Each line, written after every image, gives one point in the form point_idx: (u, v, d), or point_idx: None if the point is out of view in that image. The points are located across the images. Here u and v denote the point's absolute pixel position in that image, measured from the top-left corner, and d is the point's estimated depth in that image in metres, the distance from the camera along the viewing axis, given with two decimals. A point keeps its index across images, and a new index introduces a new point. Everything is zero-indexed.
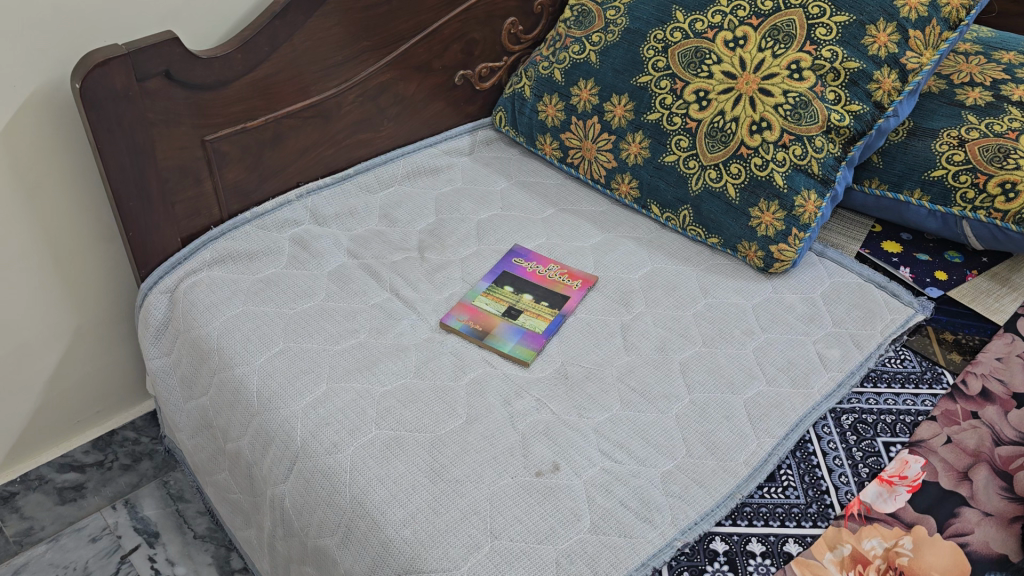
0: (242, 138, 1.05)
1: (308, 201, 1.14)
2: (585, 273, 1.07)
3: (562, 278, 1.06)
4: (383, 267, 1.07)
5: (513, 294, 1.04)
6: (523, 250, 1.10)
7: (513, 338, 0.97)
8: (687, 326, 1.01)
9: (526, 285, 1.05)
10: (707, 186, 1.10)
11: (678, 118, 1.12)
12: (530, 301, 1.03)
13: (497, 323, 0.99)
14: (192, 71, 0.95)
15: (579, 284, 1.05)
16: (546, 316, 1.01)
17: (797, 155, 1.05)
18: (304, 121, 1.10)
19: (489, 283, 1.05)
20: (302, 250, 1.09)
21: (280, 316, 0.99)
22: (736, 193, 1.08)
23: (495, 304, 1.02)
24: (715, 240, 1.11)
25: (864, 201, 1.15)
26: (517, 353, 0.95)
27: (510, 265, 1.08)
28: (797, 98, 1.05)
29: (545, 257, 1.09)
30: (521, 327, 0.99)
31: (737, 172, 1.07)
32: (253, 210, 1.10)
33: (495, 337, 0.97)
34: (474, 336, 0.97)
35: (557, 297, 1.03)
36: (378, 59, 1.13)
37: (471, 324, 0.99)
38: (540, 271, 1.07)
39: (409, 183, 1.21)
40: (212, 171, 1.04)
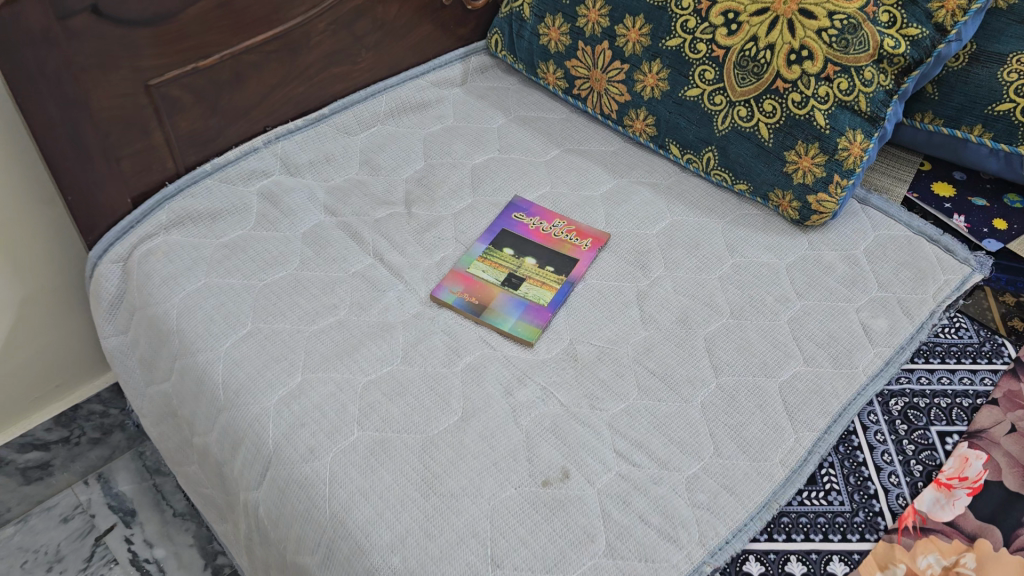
0: (195, 80, 0.89)
1: (278, 147, 1.00)
2: (595, 231, 0.94)
3: (568, 237, 0.93)
4: (365, 227, 0.94)
5: (513, 259, 0.91)
6: (523, 204, 0.97)
7: (513, 313, 0.85)
8: (713, 292, 0.89)
9: (528, 247, 0.92)
10: (735, 126, 0.95)
11: (703, 44, 0.96)
12: (534, 267, 0.90)
13: (496, 295, 0.87)
14: (127, 4, 0.79)
15: (589, 244, 0.92)
16: (551, 285, 0.88)
17: (842, 89, 0.90)
18: (269, 56, 0.94)
19: (486, 245, 0.92)
20: (273, 208, 0.95)
21: (247, 289, 0.87)
22: (769, 134, 0.93)
23: (494, 271, 0.89)
24: (743, 186, 0.97)
25: (915, 137, 1.01)
26: (519, 331, 0.84)
27: (509, 223, 0.95)
28: (845, 20, 0.89)
29: (549, 211, 0.96)
30: (523, 299, 0.87)
31: (771, 110, 0.93)
32: (214, 159, 0.96)
33: (493, 312, 0.85)
34: (470, 311, 0.85)
35: (564, 262, 0.91)
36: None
37: (466, 297, 0.87)
38: (543, 229, 0.94)
39: (394, 122, 1.06)
40: (162, 120, 0.89)
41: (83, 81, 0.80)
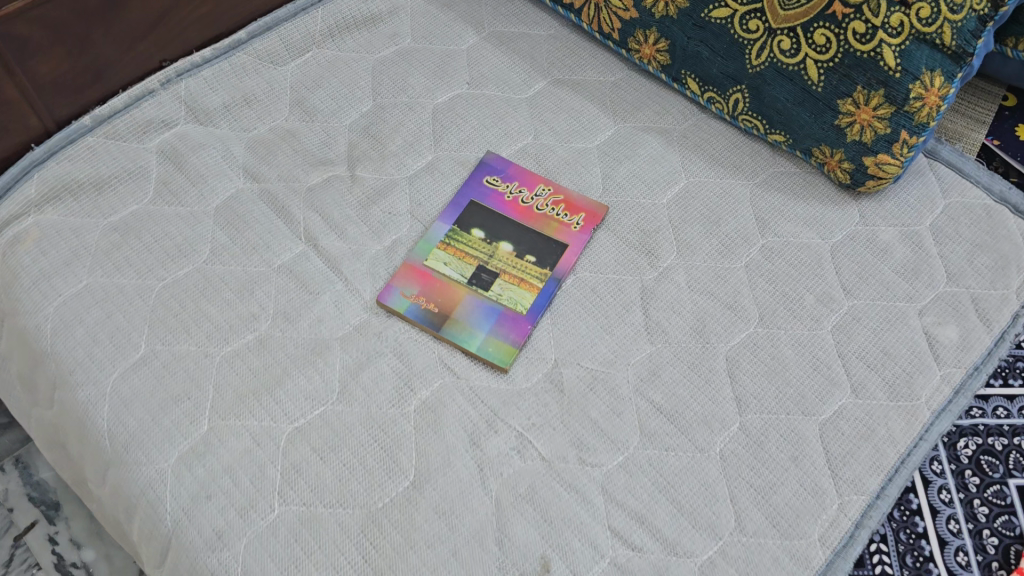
0: (50, 12, 0.67)
1: (181, 87, 0.77)
2: (589, 203, 0.74)
3: (554, 212, 0.73)
4: (295, 199, 0.73)
5: (483, 247, 0.71)
6: (497, 164, 0.76)
7: (482, 327, 0.67)
8: (738, 289, 0.70)
9: (503, 227, 0.72)
10: (774, 63, 0.72)
11: None
12: (510, 257, 0.71)
13: (461, 301, 0.68)
14: None
15: (582, 222, 0.72)
16: (532, 284, 0.69)
17: (923, 17, 0.67)
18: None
19: (448, 225, 0.72)
20: (177, 172, 0.74)
21: (141, 294, 0.67)
22: (819, 76, 0.71)
23: (459, 265, 0.70)
24: (779, 137, 0.76)
25: (1005, 68, 0.78)
26: (490, 352, 0.66)
27: (479, 193, 0.74)
28: None
29: (530, 173, 0.76)
30: (496, 306, 0.68)
31: (825, 44, 0.70)
32: (95, 110, 0.74)
33: (456, 326, 0.67)
34: (427, 325, 0.67)
35: (548, 249, 0.71)
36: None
37: (422, 303, 0.68)
38: (523, 202, 0.74)
39: (333, 45, 0.83)
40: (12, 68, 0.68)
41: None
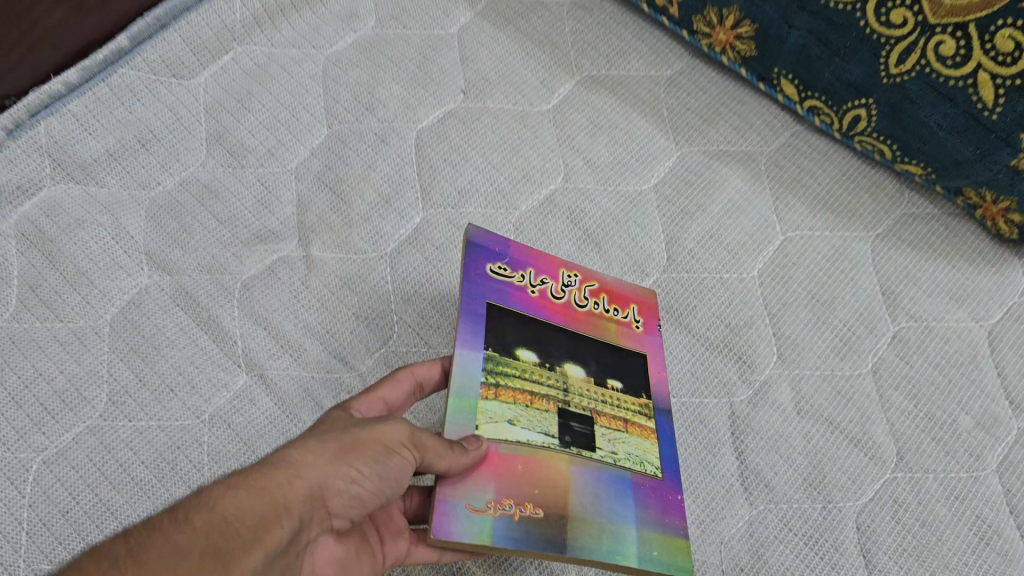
0: None
1: (40, 134, 0.54)
2: (632, 288, 0.51)
3: (601, 307, 0.49)
4: (227, 304, 0.51)
5: (550, 374, 0.44)
6: (487, 246, 0.47)
7: (625, 518, 0.41)
8: (869, 411, 0.50)
9: (557, 339, 0.46)
10: (928, 74, 0.50)
11: None
12: (587, 385, 0.45)
13: (569, 480, 0.41)
14: None
15: (641, 318, 0.49)
16: (639, 425, 0.45)
17: None
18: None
19: (484, 352, 0.43)
20: (48, 268, 0.51)
21: (12, 481, 0.46)
22: (998, 100, 0.48)
23: (533, 420, 0.42)
24: (916, 169, 0.55)
25: None
26: (658, 557, 0.41)
27: (496, 292, 0.46)
28: None
29: (532, 252, 0.49)
30: (619, 475, 0.42)
31: (1012, 53, 0.47)
32: None
33: (589, 529, 0.40)
34: (539, 544, 0.39)
35: (629, 369, 0.47)
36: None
37: (505, 510, 0.39)
38: (557, 300, 0.48)
39: (264, 43, 0.59)
40: None
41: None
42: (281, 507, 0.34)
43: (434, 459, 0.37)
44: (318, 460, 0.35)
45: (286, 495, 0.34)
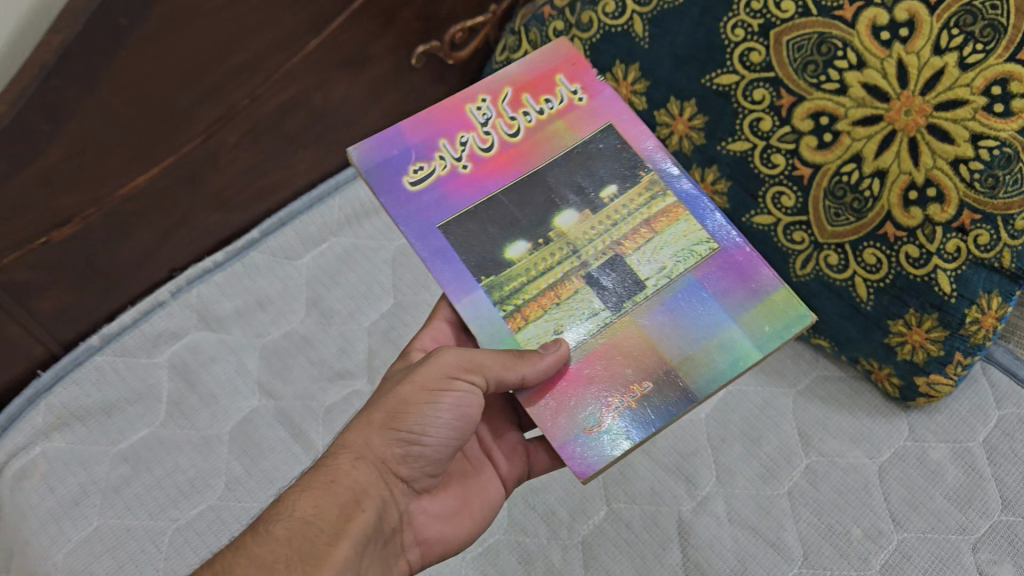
0: (53, 255, 0.65)
1: (190, 295, 0.76)
2: (544, 62, 0.66)
3: (542, 110, 0.64)
4: (313, 422, 0.70)
5: (553, 244, 0.59)
6: (380, 156, 0.62)
7: (724, 324, 0.55)
8: (783, 521, 0.66)
9: (513, 186, 0.61)
10: (822, 275, 0.71)
11: (781, 157, 0.71)
12: (612, 203, 0.60)
13: (648, 329, 0.56)
14: None
15: (582, 98, 0.65)
16: (661, 219, 0.60)
17: (981, 244, 0.64)
18: (159, 193, 0.70)
19: (482, 289, 0.57)
20: (189, 392, 0.71)
21: (153, 539, 0.64)
22: (869, 294, 0.69)
23: (578, 310, 0.57)
24: (823, 342, 0.74)
25: None
26: (772, 331, 0.55)
27: (447, 204, 0.60)
28: (997, 151, 0.62)
29: (426, 118, 0.63)
30: (685, 279, 0.57)
31: (875, 263, 0.68)
32: (102, 329, 0.73)
33: (699, 362, 0.54)
34: (674, 408, 0.53)
35: (586, 151, 0.62)
36: (272, 70, 0.70)
37: (618, 406, 0.53)
38: (482, 147, 0.62)
39: (351, 232, 0.80)
40: (14, 314, 0.65)
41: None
42: (354, 489, 0.51)
43: (494, 369, 0.51)
44: (366, 457, 0.52)
45: (354, 482, 0.51)
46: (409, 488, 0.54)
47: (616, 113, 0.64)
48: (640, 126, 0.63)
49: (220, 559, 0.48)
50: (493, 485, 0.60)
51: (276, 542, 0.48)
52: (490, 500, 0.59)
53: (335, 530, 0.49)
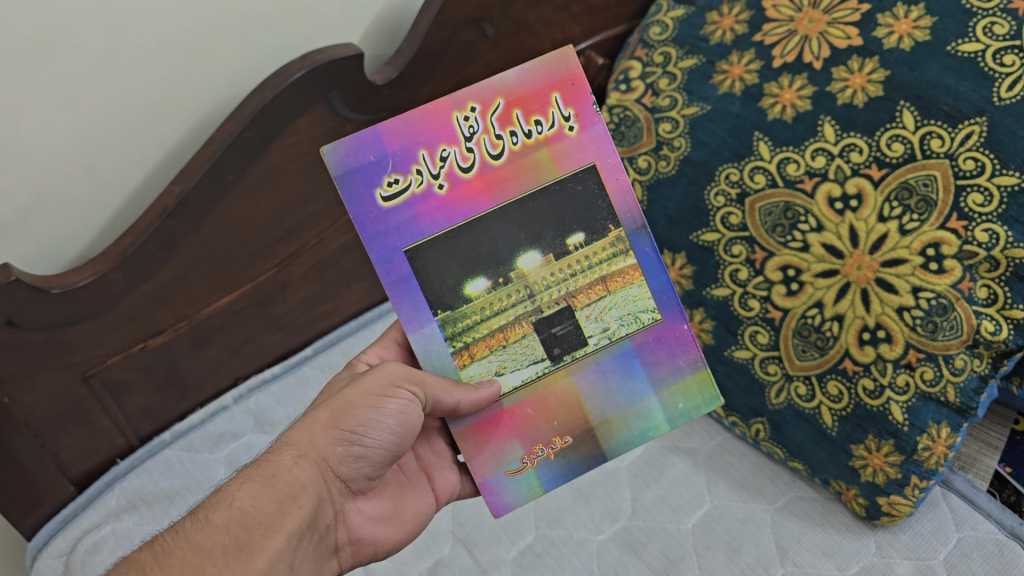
0: (144, 359, 0.83)
1: (249, 402, 0.91)
2: (538, 84, 0.66)
3: (531, 132, 0.66)
4: None
5: (513, 285, 0.66)
6: (354, 162, 0.63)
7: (644, 395, 0.68)
8: None
9: (486, 218, 0.65)
10: (793, 403, 0.83)
11: (756, 301, 0.84)
12: (578, 251, 0.67)
13: (580, 386, 0.68)
14: (44, 312, 0.72)
15: (575, 126, 0.67)
16: (617, 279, 0.68)
17: (926, 380, 0.75)
18: (235, 312, 0.88)
19: (436, 322, 0.65)
20: None
21: None
22: (833, 421, 0.80)
23: (520, 355, 0.66)
24: (798, 465, 0.84)
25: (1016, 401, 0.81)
26: (682, 406, 0.69)
27: (418, 226, 0.64)
28: (934, 301, 0.74)
29: (407, 124, 0.64)
30: (622, 345, 0.68)
31: (837, 394, 0.79)
32: (173, 426, 0.88)
33: (618, 426, 0.68)
34: (584, 463, 0.68)
35: (562, 193, 0.67)
36: (334, 220, 0.91)
37: (538, 455, 0.67)
38: (461, 166, 0.65)
39: None
40: (107, 405, 0.83)
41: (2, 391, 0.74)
42: (292, 486, 0.58)
43: (431, 390, 0.62)
44: (308, 455, 0.60)
45: (294, 480, 0.58)
46: (348, 488, 0.64)
47: (603, 150, 0.67)
48: (621, 173, 0.67)
49: (162, 539, 0.55)
50: (424, 496, 0.70)
51: (215, 527, 0.54)
52: (421, 510, 0.69)
53: (271, 521, 0.56)
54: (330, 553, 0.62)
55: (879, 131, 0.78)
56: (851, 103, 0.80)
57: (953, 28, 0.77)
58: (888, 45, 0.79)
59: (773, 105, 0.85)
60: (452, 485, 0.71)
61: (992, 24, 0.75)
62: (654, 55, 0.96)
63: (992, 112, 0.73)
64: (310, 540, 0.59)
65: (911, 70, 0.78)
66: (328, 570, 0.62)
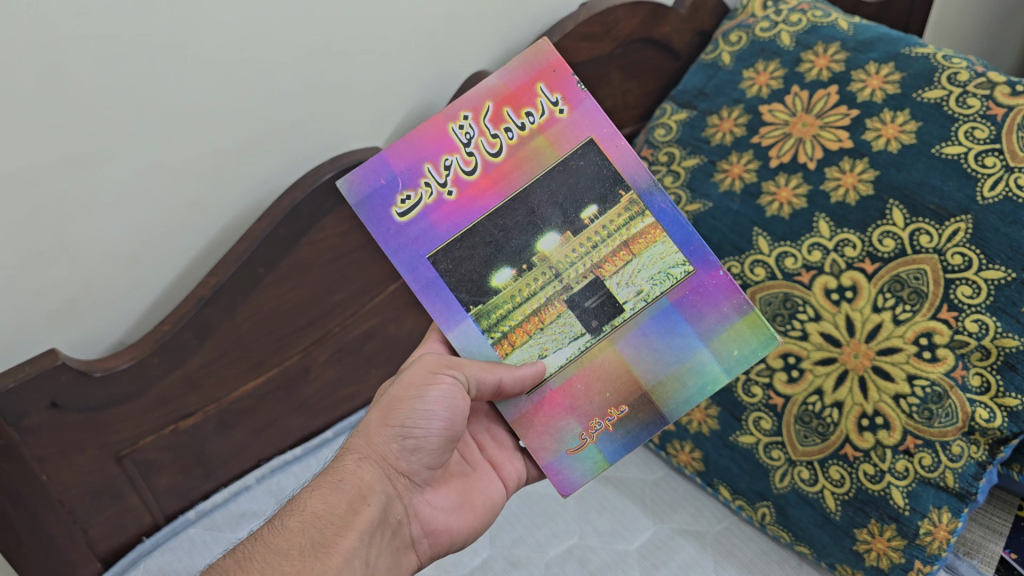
0: (173, 440, 0.88)
1: (270, 482, 0.95)
2: (518, 78, 0.72)
3: (523, 124, 0.72)
4: None
5: (537, 269, 0.71)
6: (367, 187, 0.72)
7: (694, 349, 0.72)
8: None
9: (498, 211, 0.71)
10: (796, 487, 0.85)
11: (759, 388, 0.88)
12: (593, 224, 0.71)
13: (626, 354, 0.72)
14: (85, 394, 0.78)
15: (563, 106, 0.72)
16: (639, 241, 0.71)
17: (925, 465, 0.77)
18: (261, 396, 0.93)
19: (471, 318, 0.70)
20: None
21: None
22: (837, 505, 0.82)
23: (560, 335, 0.71)
24: (804, 548, 0.86)
25: (1017, 486, 0.83)
26: (735, 352, 0.71)
27: (436, 232, 0.71)
28: (929, 388, 0.77)
29: (408, 145, 0.72)
30: (659, 305, 0.71)
31: (839, 478, 0.82)
32: (198, 506, 0.92)
33: (674, 384, 0.72)
34: (645, 429, 0.72)
35: (566, 171, 0.72)
36: (357, 307, 0.96)
37: (596, 429, 0.72)
38: (465, 170, 0.71)
39: None
40: (138, 484, 0.87)
41: (41, 469, 0.79)
42: (358, 487, 0.64)
43: (472, 373, 0.67)
44: (370, 457, 0.66)
45: (359, 480, 0.64)
46: (410, 484, 0.68)
47: (597, 123, 0.72)
48: (619, 139, 0.72)
49: (243, 547, 0.61)
50: (491, 483, 0.74)
51: (291, 531, 0.61)
52: (491, 496, 0.74)
53: (342, 521, 0.62)
54: (407, 546, 0.68)
55: (870, 227, 0.83)
56: (844, 201, 0.85)
57: (936, 133, 0.83)
58: (877, 147, 0.85)
59: (771, 202, 0.90)
60: (519, 470, 0.76)
61: (973, 129, 0.81)
62: (658, 155, 1.03)
63: (976, 211, 0.78)
64: (383, 535, 0.65)
65: (898, 170, 0.83)
66: (407, 563, 0.68)
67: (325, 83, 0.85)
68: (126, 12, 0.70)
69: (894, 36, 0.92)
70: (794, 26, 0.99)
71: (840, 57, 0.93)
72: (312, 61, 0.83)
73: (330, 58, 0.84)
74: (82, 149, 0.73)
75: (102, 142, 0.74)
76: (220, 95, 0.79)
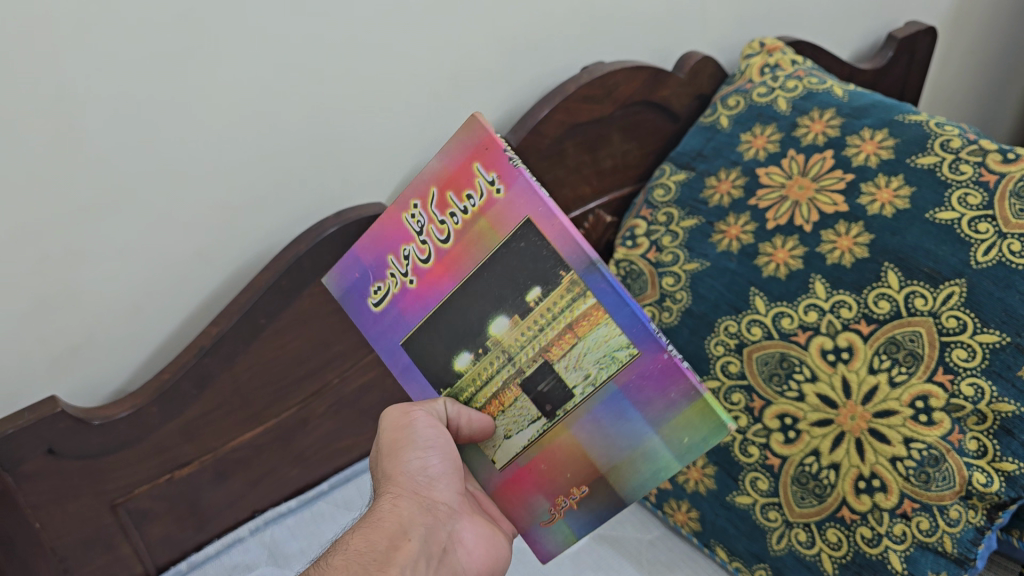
0: (167, 489, 0.88)
1: (265, 534, 0.96)
2: (453, 160, 0.70)
3: (466, 209, 0.69)
4: None
5: (491, 352, 0.70)
6: (349, 281, 0.79)
7: (644, 435, 0.67)
8: None
9: (454, 297, 0.71)
10: (793, 550, 0.84)
11: (756, 448, 0.87)
12: (538, 305, 0.66)
13: (581, 437, 0.69)
14: (85, 441, 0.78)
15: (500, 185, 0.67)
16: (582, 324, 0.65)
17: (923, 528, 0.77)
18: (257, 446, 0.93)
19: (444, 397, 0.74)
20: None
21: None
22: (834, 568, 0.82)
23: (518, 417, 0.71)
24: None
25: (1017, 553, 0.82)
26: (686, 440, 0.65)
27: (404, 320, 0.75)
28: (925, 451, 0.77)
29: (373, 239, 0.76)
30: (607, 390, 0.66)
31: (836, 541, 0.81)
32: (191, 557, 0.92)
33: (629, 470, 0.68)
34: (606, 509, 0.70)
35: (510, 253, 0.67)
36: (356, 360, 0.97)
37: (563, 505, 0.72)
38: (421, 259, 0.73)
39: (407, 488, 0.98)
40: (130, 533, 0.87)
41: (34, 516, 0.79)
42: (398, 523, 0.66)
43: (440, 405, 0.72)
44: (403, 494, 0.68)
45: (398, 517, 0.66)
46: (453, 511, 0.71)
47: (531, 201, 0.65)
48: (556, 217, 0.64)
49: None
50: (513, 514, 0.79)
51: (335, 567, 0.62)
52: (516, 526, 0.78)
53: (385, 557, 0.63)
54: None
55: (866, 289, 0.84)
56: (840, 263, 0.86)
57: (930, 198, 0.84)
58: (872, 211, 0.87)
59: (768, 263, 0.91)
60: None
61: (966, 194, 0.83)
62: (658, 214, 1.04)
63: (970, 275, 0.79)
64: (430, 567, 0.66)
65: (892, 234, 0.84)
66: None
67: (331, 139, 0.88)
68: (138, 67, 0.72)
69: (888, 104, 0.94)
70: (791, 92, 1.01)
71: (836, 122, 0.95)
72: (316, 117, 0.85)
73: (335, 114, 0.86)
74: (91, 198, 0.75)
75: (110, 192, 0.76)
76: (225, 148, 0.81)
